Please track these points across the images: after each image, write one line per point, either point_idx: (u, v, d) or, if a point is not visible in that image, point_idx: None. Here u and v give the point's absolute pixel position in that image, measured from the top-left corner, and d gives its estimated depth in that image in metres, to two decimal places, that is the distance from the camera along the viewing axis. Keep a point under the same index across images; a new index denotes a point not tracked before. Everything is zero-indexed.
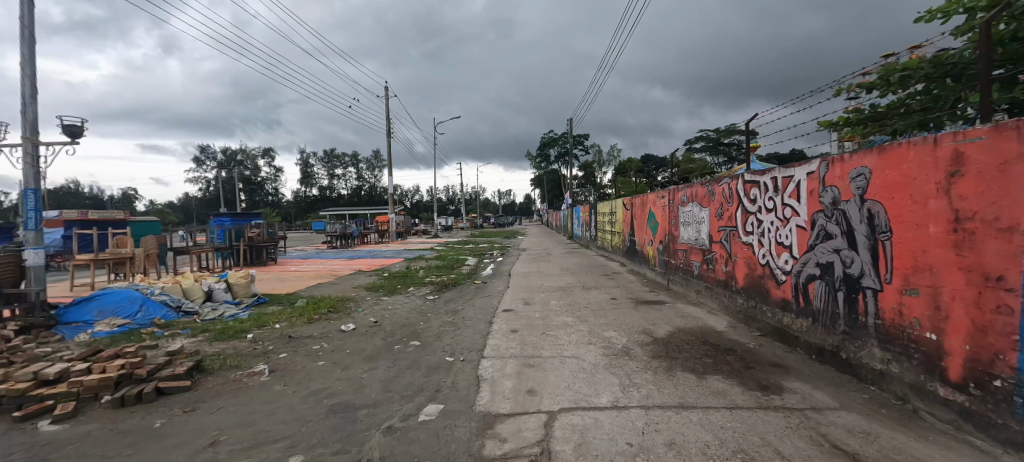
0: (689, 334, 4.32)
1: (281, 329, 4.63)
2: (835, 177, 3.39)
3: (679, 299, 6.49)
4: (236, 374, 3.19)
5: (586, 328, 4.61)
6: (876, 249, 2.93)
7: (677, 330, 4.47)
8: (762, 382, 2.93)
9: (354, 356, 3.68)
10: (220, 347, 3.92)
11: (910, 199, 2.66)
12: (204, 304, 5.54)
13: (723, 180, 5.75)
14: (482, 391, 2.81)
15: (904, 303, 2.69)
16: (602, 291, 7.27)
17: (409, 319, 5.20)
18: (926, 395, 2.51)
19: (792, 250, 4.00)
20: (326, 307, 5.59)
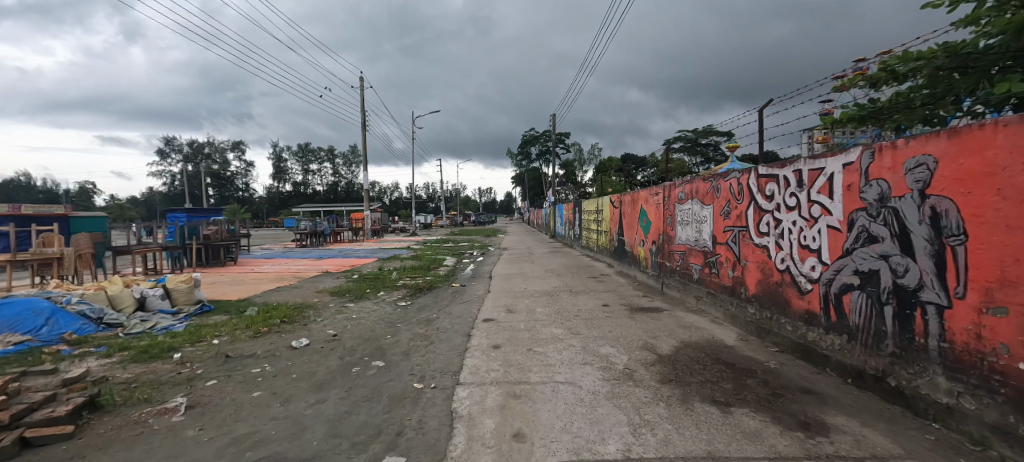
0: (699, 351, 4.26)
1: (218, 346, 4.24)
2: (883, 168, 3.32)
3: (678, 307, 6.45)
4: (142, 413, 2.80)
5: (578, 344, 4.38)
6: (943, 255, 2.85)
7: (686, 347, 4.39)
8: (803, 418, 2.83)
9: (300, 384, 3.33)
10: (135, 371, 3.53)
11: (996, 195, 2.51)
12: (134, 314, 5.09)
13: (732, 175, 5.70)
14: (456, 436, 2.50)
15: (985, 325, 2.58)
16: (592, 296, 7.05)
17: (374, 332, 4.86)
18: (1013, 441, 2.41)
19: (821, 254, 4.03)
20: (279, 317, 5.20)
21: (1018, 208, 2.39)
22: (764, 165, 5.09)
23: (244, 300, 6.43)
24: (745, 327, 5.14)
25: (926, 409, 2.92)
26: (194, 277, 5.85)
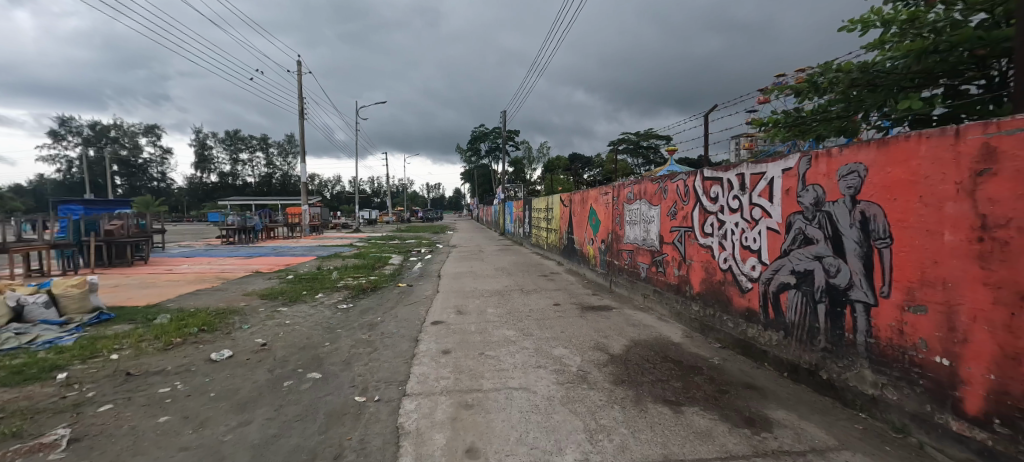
0: (646, 348, 4.52)
1: (118, 362, 3.78)
2: (818, 174, 3.61)
3: (626, 305, 6.68)
4: (10, 452, 2.39)
5: (531, 345, 4.36)
6: (871, 255, 3.13)
7: (635, 345, 4.59)
8: (748, 414, 3.11)
9: (219, 405, 3.02)
10: (3, 399, 3.02)
11: (919, 202, 2.79)
12: (9, 326, 4.42)
13: (678, 177, 5.94)
14: (404, 455, 2.38)
15: (907, 321, 2.86)
16: (543, 295, 7.08)
17: (310, 340, 4.56)
18: (930, 429, 2.71)
19: (761, 255, 4.35)
20: (195, 326, 4.73)
21: (939, 214, 2.66)
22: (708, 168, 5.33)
23: (153, 306, 5.79)
24: (688, 324, 5.47)
25: (853, 400, 3.23)
26: (87, 282, 5.17)
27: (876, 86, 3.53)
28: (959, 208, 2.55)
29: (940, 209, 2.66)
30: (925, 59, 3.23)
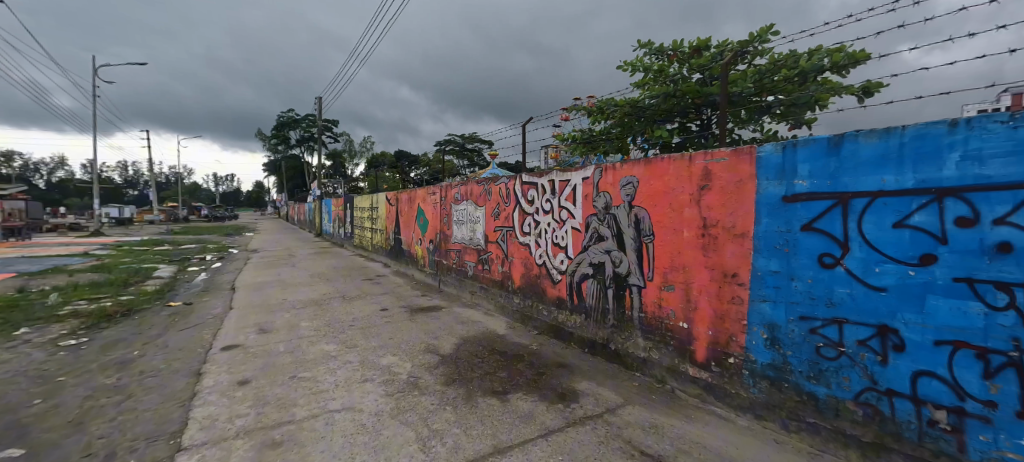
0: (473, 345, 4.65)
1: None
2: (607, 183, 4.53)
3: (455, 303, 6.85)
4: None
5: (354, 358, 4.03)
6: (641, 249, 4.16)
7: (464, 342, 4.75)
8: (562, 390, 3.66)
9: None
10: None
11: (668, 208, 3.88)
12: None
13: (500, 180, 6.29)
14: None
15: (663, 296, 3.96)
16: (367, 301, 6.61)
17: (15, 398, 3.24)
18: (679, 376, 3.77)
19: (568, 250, 5.08)
20: None
21: (681, 217, 3.76)
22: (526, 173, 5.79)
23: None
24: (511, 315, 5.98)
25: (632, 363, 4.21)
26: None
27: (638, 117, 5.43)
28: (692, 212, 3.66)
29: (681, 212, 3.76)
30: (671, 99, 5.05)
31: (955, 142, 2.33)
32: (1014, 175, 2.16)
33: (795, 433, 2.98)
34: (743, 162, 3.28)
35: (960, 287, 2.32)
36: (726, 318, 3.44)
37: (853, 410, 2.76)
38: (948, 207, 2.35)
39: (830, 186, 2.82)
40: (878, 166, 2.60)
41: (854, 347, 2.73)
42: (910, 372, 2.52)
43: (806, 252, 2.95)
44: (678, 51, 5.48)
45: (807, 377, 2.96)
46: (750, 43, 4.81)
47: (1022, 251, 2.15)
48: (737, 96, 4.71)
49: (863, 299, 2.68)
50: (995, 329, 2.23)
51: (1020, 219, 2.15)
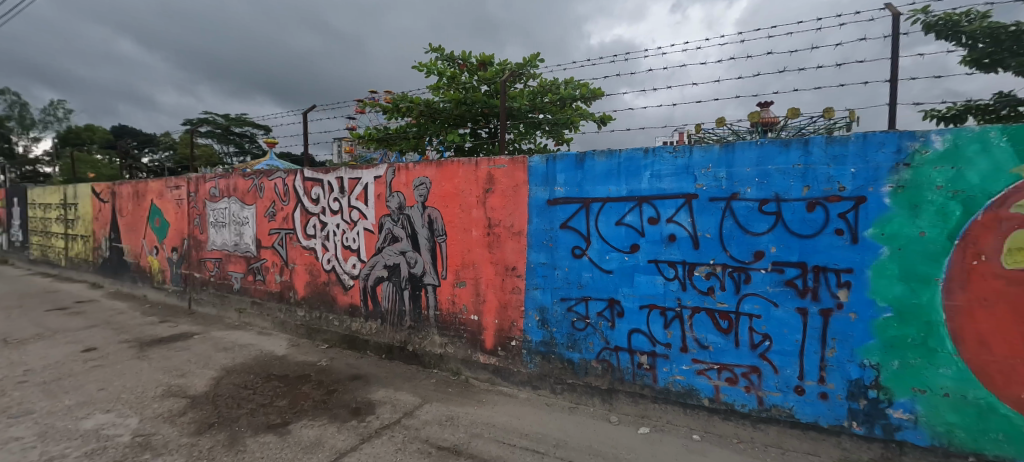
0: (242, 375, 4.02)
1: None
2: (400, 183, 4.39)
3: (215, 326, 5.63)
4: None
5: (40, 429, 2.92)
6: (435, 249, 4.23)
7: (228, 374, 4.00)
8: (354, 404, 3.48)
9: None
10: None
11: (459, 208, 4.07)
12: None
13: (276, 175, 5.40)
14: None
15: (456, 293, 4.15)
16: (65, 344, 4.82)
17: None
18: (472, 366, 4.06)
19: (360, 253, 4.73)
20: None
21: (469, 217, 4.02)
22: (309, 168, 5.13)
23: None
24: (294, 331, 5.28)
25: (429, 361, 4.28)
26: None
27: (433, 118, 5.53)
28: (478, 213, 3.97)
29: (469, 212, 4.02)
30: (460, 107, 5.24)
31: (647, 164, 3.25)
32: (675, 188, 3.17)
33: (561, 394, 3.65)
34: (518, 170, 3.75)
35: (652, 266, 3.29)
36: (508, 306, 3.89)
37: (595, 367, 3.54)
38: (644, 210, 3.28)
39: (578, 193, 3.52)
40: (606, 178, 3.40)
41: (595, 317, 3.52)
42: (627, 331, 3.41)
43: (563, 245, 3.61)
44: (467, 61, 5.73)
45: (566, 346, 3.65)
46: (525, 66, 5.36)
47: (680, 240, 3.18)
48: (516, 111, 5.20)
49: (600, 280, 3.48)
50: (669, 294, 3.24)
51: (679, 218, 3.17)
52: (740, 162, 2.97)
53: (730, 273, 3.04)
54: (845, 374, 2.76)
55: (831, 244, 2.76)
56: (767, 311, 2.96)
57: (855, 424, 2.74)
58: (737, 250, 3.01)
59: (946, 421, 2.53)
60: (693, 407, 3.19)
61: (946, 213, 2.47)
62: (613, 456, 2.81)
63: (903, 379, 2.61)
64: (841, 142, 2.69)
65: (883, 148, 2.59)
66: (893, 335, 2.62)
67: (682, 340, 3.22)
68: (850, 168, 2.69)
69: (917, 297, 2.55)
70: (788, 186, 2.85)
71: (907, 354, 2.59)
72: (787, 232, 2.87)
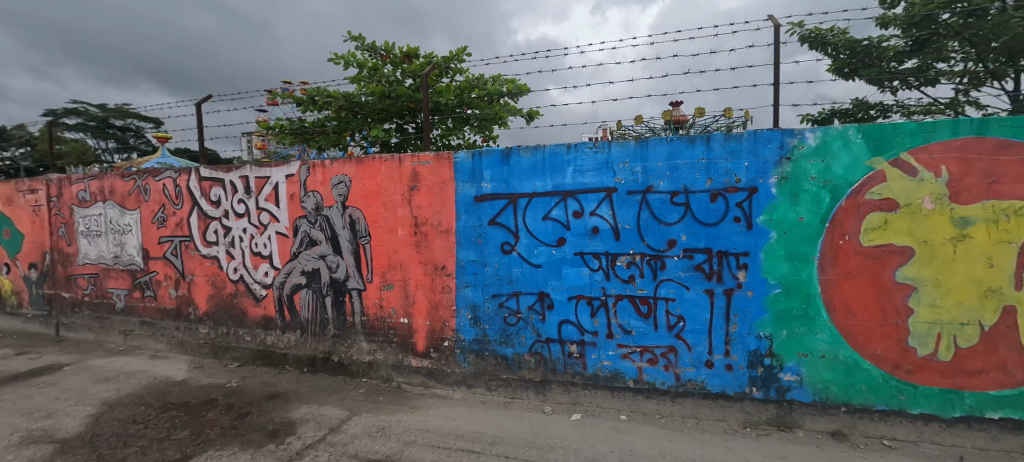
0: (127, 408, 3.47)
1: None
2: (316, 182, 4.06)
3: (93, 353, 4.82)
4: None
5: None
6: (358, 251, 3.98)
7: (112, 408, 3.45)
8: (272, 426, 3.16)
9: None
10: None
11: (382, 207, 3.86)
12: None
13: (163, 173, 4.72)
14: None
15: (383, 296, 3.93)
16: None
17: None
18: (404, 371, 3.89)
19: (273, 260, 4.31)
20: None
21: (394, 216, 3.83)
22: (205, 166, 4.56)
23: None
24: (197, 351, 4.69)
25: (356, 370, 4.03)
26: None
27: (355, 113, 5.25)
28: (404, 212, 3.80)
29: (394, 212, 3.83)
30: (384, 100, 5.00)
31: (570, 159, 3.32)
32: (596, 183, 3.27)
33: (495, 390, 3.63)
34: (444, 166, 3.64)
35: (578, 258, 3.37)
36: (439, 306, 3.77)
37: (528, 360, 3.56)
38: (568, 204, 3.35)
39: (505, 188, 3.50)
40: (532, 173, 3.42)
41: (526, 311, 3.54)
42: (557, 322, 3.47)
43: (492, 241, 3.57)
44: (391, 53, 5.46)
45: (499, 342, 3.63)
46: (451, 60, 5.22)
47: (603, 232, 3.30)
48: (443, 106, 5.04)
49: (529, 275, 3.50)
50: (595, 284, 3.35)
51: (601, 211, 3.28)
52: (653, 156, 3.14)
53: (648, 261, 3.22)
54: (745, 346, 3.08)
55: (731, 231, 3.04)
56: (680, 294, 3.18)
57: (755, 389, 3.07)
58: (653, 240, 3.19)
59: (823, 378, 2.95)
60: (619, 389, 3.34)
61: (820, 200, 2.87)
62: (549, 445, 2.84)
63: (790, 345, 2.99)
64: (736, 139, 2.97)
65: (770, 144, 2.91)
66: (781, 308, 2.99)
67: (608, 327, 3.35)
68: (744, 162, 2.98)
69: (799, 274, 2.94)
70: (694, 179, 3.07)
71: (793, 324, 2.97)
72: (695, 221, 3.10)
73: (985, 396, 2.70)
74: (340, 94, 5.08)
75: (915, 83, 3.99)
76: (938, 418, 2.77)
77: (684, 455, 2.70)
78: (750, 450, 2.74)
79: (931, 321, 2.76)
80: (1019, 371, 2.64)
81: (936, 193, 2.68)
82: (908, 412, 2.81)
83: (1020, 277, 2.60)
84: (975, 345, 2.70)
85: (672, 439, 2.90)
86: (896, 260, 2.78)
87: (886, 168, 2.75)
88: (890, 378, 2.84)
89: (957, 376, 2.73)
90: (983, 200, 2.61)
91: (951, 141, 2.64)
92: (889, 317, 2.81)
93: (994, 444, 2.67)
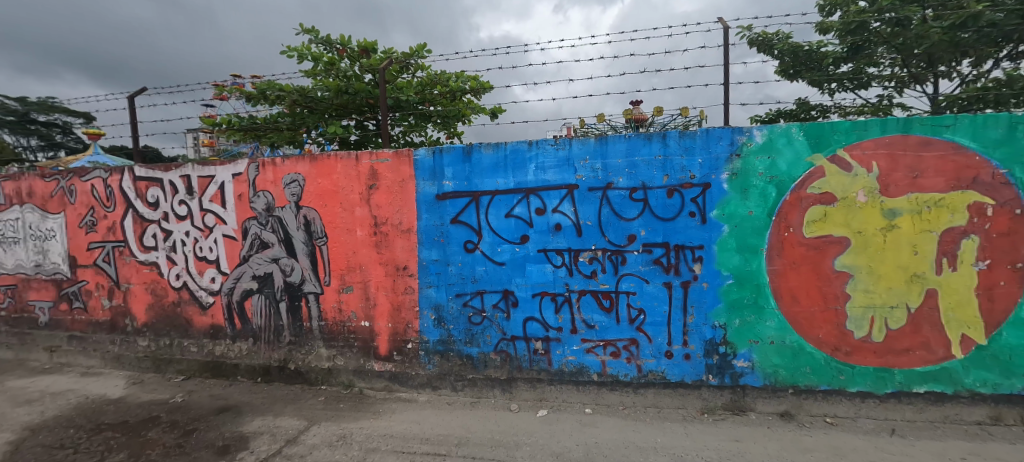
0: (53, 432, 3.14)
1: None
2: (266, 181, 3.84)
3: (13, 373, 4.35)
4: None
5: None
6: (314, 253, 3.80)
7: (34, 433, 3.12)
8: (221, 442, 2.96)
9: None
10: None
11: (339, 207, 3.70)
12: None
13: (91, 173, 4.31)
14: None
15: (342, 299, 3.78)
16: None
17: None
18: (365, 376, 3.75)
19: (220, 265, 4.04)
20: None
21: (352, 216, 3.68)
22: (140, 164, 4.20)
23: None
24: (136, 366, 4.33)
25: (315, 377, 3.85)
26: None
27: (311, 109, 4.99)
28: (362, 211, 3.66)
29: (352, 211, 3.68)
30: (341, 95, 4.81)
31: (531, 156, 3.31)
32: (558, 179, 3.28)
33: (461, 390, 3.57)
34: (403, 164, 3.54)
35: (541, 255, 3.37)
36: (401, 307, 3.66)
37: (493, 358, 3.53)
38: (531, 201, 3.34)
39: (466, 186, 3.44)
40: (494, 171, 3.38)
41: (491, 310, 3.50)
42: (522, 320, 3.46)
43: (455, 240, 3.51)
44: (347, 46, 5.25)
45: (464, 342, 3.57)
46: (412, 56, 5.09)
47: (565, 229, 3.31)
48: (404, 102, 4.88)
49: (493, 273, 3.47)
50: (558, 280, 3.36)
51: (563, 208, 3.29)
52: (612, 153, 3.18)
53: (609, 256, 3.26)
54: (702, 336, 3.19)
55: (687, 225, 3.13)
56: (640, 287, 3.24)
57: (711, 377, 3.18)
58: (613, 235, 3.24)
59: (773, 363, 3.10)
60: (584, 383, 3.37)
61: (767, 195, 3.01)
62: (515, 443, 2.82)
63: (743, 333, 3.13)
64: (690, 136, 3.06)
65: (721, 141, 3.01)
66: (734, 298, 3.11)
67: (572, 323, 3.37)
68: (698, 158, 3.07)
69: (749, 266, 3.07)
70: (651, 175, 3.14)
71: (744, 313, 3.11)
72: (653, 216, 3.17)
73: (912, 373, 2.93)
74: (294, 88, 4.83)
75: (849, 86, 4.34)
76: (873, 395, 2.98)
77: (647, 444, 2.76)
78: (707, 435, 2.84)
79: (866, 305, 2.96)
80: (940, 348, 2.89)
81: (868, 187, 2.89)
82: (848, 390, 3.01)
83: (940, 262, 2.85)
84: (903, 326, 2.93)
85: (635, 429, 2.96)
86: (834, 249, 2.97)
87: (825, 164, 2.92)
88: (831, 360, 3.02)
89: (888, 355, 2.95)
90: (908, 192, 2.85)
91: (880, 139, 2.85)
92: (830, 303, 3.00)
93: (921, 416, 2.91)
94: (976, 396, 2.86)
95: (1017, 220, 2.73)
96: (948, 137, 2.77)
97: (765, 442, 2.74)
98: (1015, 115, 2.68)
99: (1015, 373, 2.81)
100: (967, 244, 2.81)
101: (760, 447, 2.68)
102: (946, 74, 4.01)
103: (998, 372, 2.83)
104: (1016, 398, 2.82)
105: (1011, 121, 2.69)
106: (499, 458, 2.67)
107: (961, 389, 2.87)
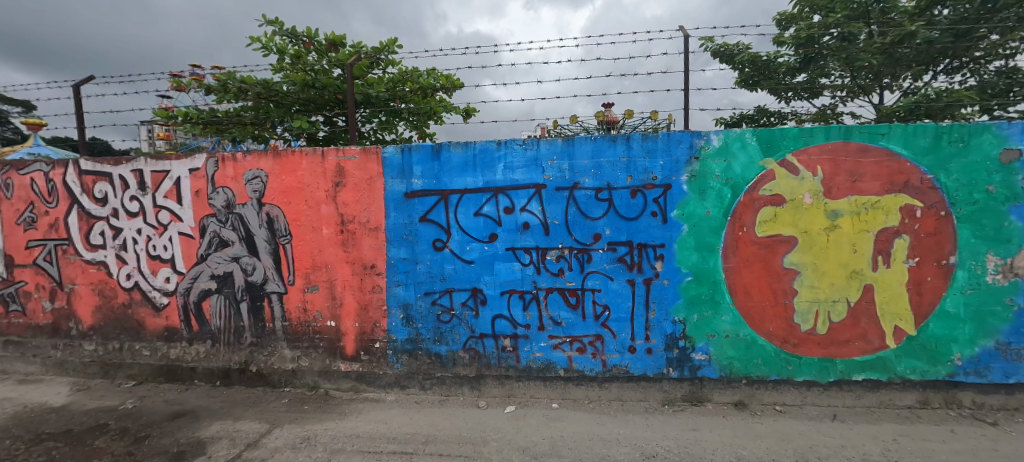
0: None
1: None
2: (226, 177, 3.74)
3: None
4: None
5: None
6: (277, 251, 3.74)
7: None
8: (176, 448, 2.89)
9: None
10: None
11: (305, 205, 3.66)
12: None
13: (30, 166, 4.05)
14: None
15: (307, 299, 3.74)
16: None
17: None
18: (332, 377, 3.73)
19: (176, 264, 3.90)
20: None
21: (318, 213, 3.65)
22: (87, 157, 4.00)
23: None
24: (81, 371, 4.11)
25: (279, 379, 3.79)
26: None
27: (276, 102, 4.88)
28: (329, 209, 3.63)
29: (318, 209, 3.65)
30: (307, 90, 4.73)
31: (500, 155, 3.39)
32: (526, 179, 3.38)
33: (429, 389, 3.61)
34: (372, 161, 3.54)
35: (509, 254, 3.46)
36: (369, 306, 3.66)
37: (462, 356, 3.59)
38: (500, 200, 3.43)
39: (436, 185, 3.49)
40: (463, 170, 3.44)
41: (460, 308, 3.57)
42: (491, 317, 3.54)
43: (424, 238, 3.55)
44: (314, 40, 5.16)
45: (433, 341, 3.62)
46: (383, 51, 5.07)
47: (534, 228, 3.42)
48: (374, 98, 4.80)
49: (462, 271, 3.53)
50: (526, 278, 3.46)
51: (531, 207, 3.40)
52: (579, 154, 3.32)
53: (576, 254, 3.40)
54: (663, 330, 3.37)
55: (649, 225, 3.30)
56: (605, 285, 3.39)
57: (672, 369, 3.37)
58: (580, 234, 3.37)
59: (728, 356, 3.32)
60: (551, 378, 3.49)
61: (723, 196, 3.22)
62: (482, 439, 2.90)
63: (701, 328, 3.34)
64: (652, 139, 3.23)
65: (681, 145, 3.21)
66: (692, 294, 3.31)
67: (539, 320, 3.49)
68: (659, 161, 3.25)
69: (707, 263, 3.28)
70: (616, 176, 3.29)
71: (702, 308, 3.31)
72: (617, 216, 3.32)
73: (852, 362, 3.21)
74: (256, 82, 4.67)
75: (803, 95, 4.69)
76: (817, 383, 3.25)
77: (610, 435, 2.90)
78: (667, 425, 3.02)
79: (811, 299, 3.23)
80: (875, 339, 3.19)
81: (813, 190, 3.16)
82: (794, 380, 3.27)
83: (875, 259, 3.15)
84: (844, 319, 3.21)
85: (598, 421, 3.10)
86: (783, 248, 3.22)
87: (774, 168, 3.17)
88: (780, 351, 3.27)
89: (830, 346, 3.23)
90: (848, 196, 3.13)
91: (824, 145, 3.12)
92: (779, 298, 3.24)
93: (859, 401, 3.21)
94: (907, 382, 3.17)
95: (942, 221, 3.06)
96: (883, 144, 3.06)
97: (718, 430, 2.94)
98: (941, 126, 3.00)
99: (940, 361, 3.14)
100: (899, 243, 3.12)
101: (714, 435, 2.88)
102: (890, 86, 4.44)
103: (926, 361, 3.16)
104: (941, 384, 3.15)
105: (937, 131, 3.00)
106: (465, 454, 2.74)
107: (894, 376, 3.19)
